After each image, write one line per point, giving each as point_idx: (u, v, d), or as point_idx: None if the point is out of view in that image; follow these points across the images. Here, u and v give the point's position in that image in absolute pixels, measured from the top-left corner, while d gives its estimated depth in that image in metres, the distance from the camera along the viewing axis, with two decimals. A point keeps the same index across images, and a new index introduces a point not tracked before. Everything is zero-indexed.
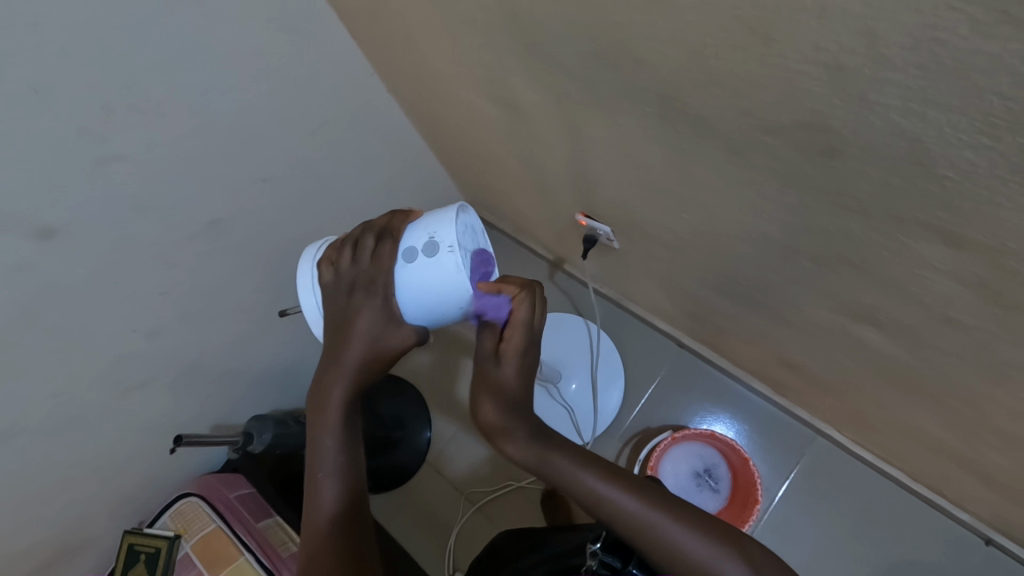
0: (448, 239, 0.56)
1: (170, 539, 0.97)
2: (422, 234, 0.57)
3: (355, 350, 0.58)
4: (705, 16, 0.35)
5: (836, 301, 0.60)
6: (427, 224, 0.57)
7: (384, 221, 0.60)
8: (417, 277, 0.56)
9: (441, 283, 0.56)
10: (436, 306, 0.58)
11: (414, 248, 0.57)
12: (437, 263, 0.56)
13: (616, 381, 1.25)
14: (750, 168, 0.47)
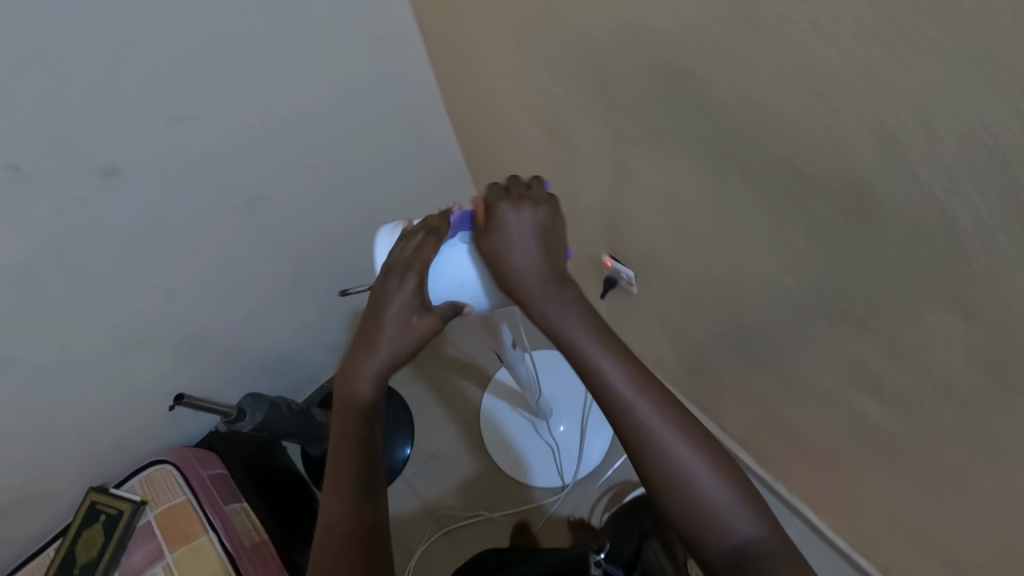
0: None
1: (137, 505, 0.94)
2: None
3: (383, 350, 0.55)
4: (780, 82, 0.40)
5: (843, 367, 0.63)
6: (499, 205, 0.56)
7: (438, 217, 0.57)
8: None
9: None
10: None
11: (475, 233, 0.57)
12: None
13: (604, 430, 1.29)
14: (788, 226, 0.52)
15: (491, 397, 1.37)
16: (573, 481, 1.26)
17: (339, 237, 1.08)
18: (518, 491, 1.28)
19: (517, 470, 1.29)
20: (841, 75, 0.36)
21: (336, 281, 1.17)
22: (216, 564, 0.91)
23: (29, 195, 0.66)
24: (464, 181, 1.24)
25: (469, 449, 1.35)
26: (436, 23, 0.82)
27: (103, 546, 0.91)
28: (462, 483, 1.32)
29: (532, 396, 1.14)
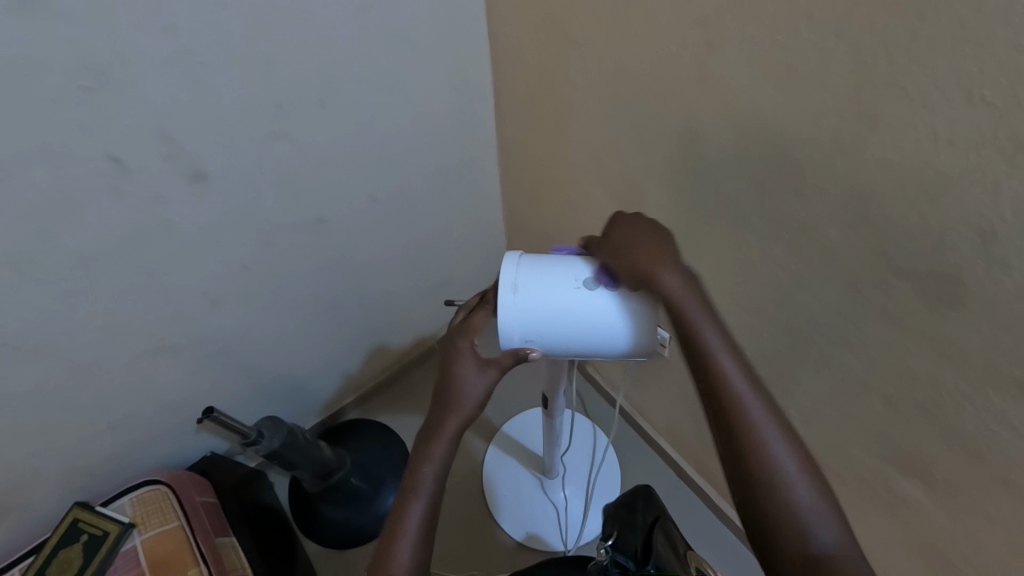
0: (657, 276, 0.56)
1: (124, 526, 0.87)
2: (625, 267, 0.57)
3: (467, 385, 0.58)
4: (886, 171, 0.46)
5: (889, 448, 0.66)
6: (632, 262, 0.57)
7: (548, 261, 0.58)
8: (622, 302, 0.55)
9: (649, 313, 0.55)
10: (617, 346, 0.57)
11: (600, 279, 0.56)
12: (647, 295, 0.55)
13: (609, 498, 1.26)
14: (860, 303, 0.56)
15: (497, 451, 1.34)
16: (575, 551, 1.20)
17: (378, 272, 1.10)
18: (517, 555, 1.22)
19: (517, 532, 1.23)
20: (949, 172, 0.42)
21: (366, 314, 1.17)
22: None
23: (121, 188, 0.68)
24: (500, 234, 1.29)
25: (468, 505, 1.28)
26: (520, 89, 0.90)
27: (80, 568, 0.83)
28: (456, 541, 1.24)
29: (550, 450, 1.13)
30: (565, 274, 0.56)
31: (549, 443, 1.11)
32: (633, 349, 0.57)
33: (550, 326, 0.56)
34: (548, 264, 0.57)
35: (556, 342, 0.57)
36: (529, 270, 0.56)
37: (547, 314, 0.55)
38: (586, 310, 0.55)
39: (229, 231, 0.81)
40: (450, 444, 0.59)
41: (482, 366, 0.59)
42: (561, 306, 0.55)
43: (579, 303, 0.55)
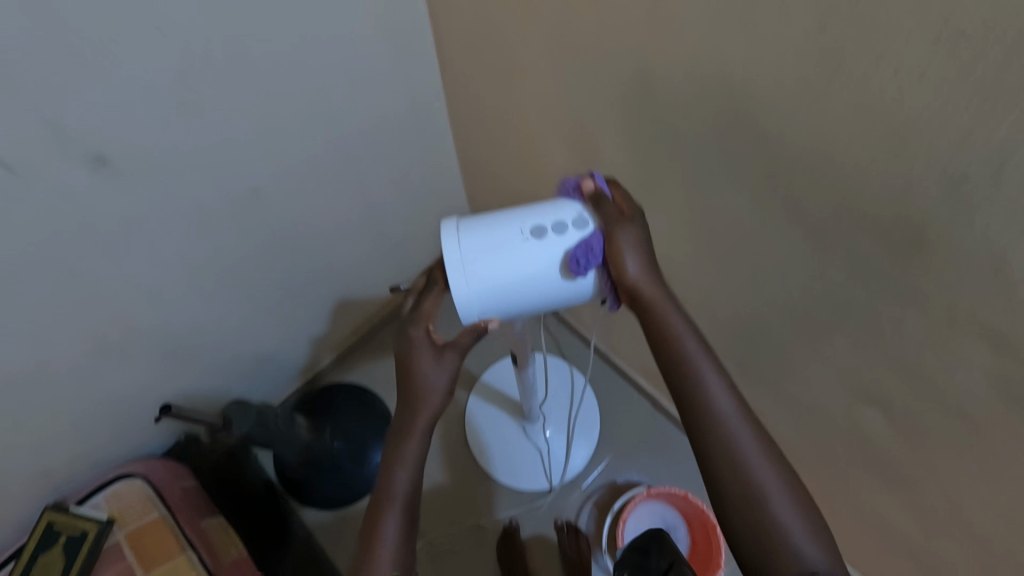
0: (599, 214, 0.55)
1: (101, 525, 0.86)
2: (567, 210, 0.56)
3: (428, 376, 0.59)
4: (854, 114, 0.42)
5: (852, 384, 0.67)
6: (572, 203, 0.57)
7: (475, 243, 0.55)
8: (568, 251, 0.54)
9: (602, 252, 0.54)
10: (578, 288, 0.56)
11: (544, 226, 0.55)
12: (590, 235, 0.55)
13: (589, 435, 1.30)
14: (826, 251, 0.54)
15: (476, 402, 1.35)
16: (558, 486, 1.26)
17: (333, 241, 1.04)
18: (505, 497, 1.27)
19: (502, 476, 1.28)
20: (920, 113, 0.39)
21: (326, 285, 1.12)
22: None
23: (14, 185, 0.60)
24: (459, 186, 1.23)
25: (454, 456, 1.32)
26: (462, 30, 0.81)
27: (64, 569, 0.82)
28: (446, 491, 1.28)
29: (527, 399, 1.15)
30: (509, 231, 0.55)
31: (524, 392, 1.11)
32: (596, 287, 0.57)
33: (504, 287, 0.55)
34: (489, 224, 0.56)
35: (507, 307, 0.57)
36: (469, 237, 0.55)
37: (496, 278, 0.54)
38: (539, 262, 0.54)
39: (154, 216, 0.73)
40: (421, 441, 0.59)
41: (443, 352, 0.59)
42: (511, 264, 0.54)
43: (528, 257, 0.54)
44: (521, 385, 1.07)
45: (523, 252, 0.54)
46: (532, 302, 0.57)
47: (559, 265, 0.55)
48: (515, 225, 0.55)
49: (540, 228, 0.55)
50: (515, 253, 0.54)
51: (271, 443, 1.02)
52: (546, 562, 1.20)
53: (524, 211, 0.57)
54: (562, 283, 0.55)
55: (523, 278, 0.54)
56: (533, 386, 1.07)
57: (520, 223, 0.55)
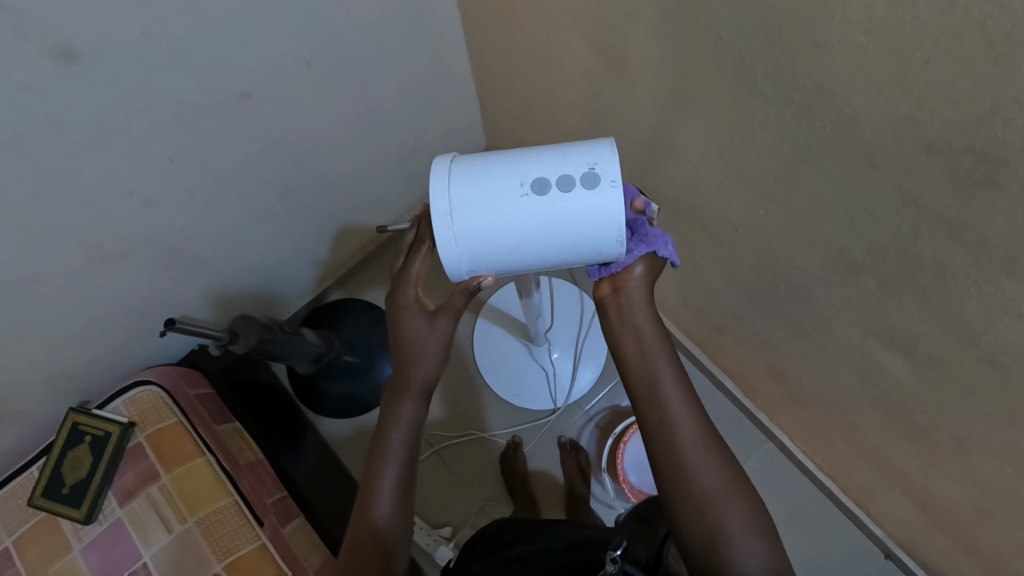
0: (612, 172, 0.50)
1: (124, 427, 0.90)
2: (577, 163, 0.51)
3: (419, 334, 0.66)
4: (940, 13, 0.35)
5: (874, 324, 0.63)
6: (585, 154, 0.51)
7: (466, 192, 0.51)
8: (570, 213, 0.50)
9: (604, 216, 0.51)
10: (578, 251, 0.53)
11: (547, 181, 0.51)
12: (599, 196, 0.50)
13: (595, 358, 1.30)
14: (874, 179, 0.48)
15: (484, 323, 1.35)
16: (563, 405, 1.29)
17: (333, 151, 0.98)
18: (509, 412, 1.31)
19: (507, 394, 1.30)
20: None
21: (329, 197, 1.07)
22: (215, 483, 0.90)
23: None
24: (469, 92, 1.13)
25: (461, 373, 1.34)
26: None
27: (92, 465, 0.88)
28: (453, 405, 1.32)
29: (534, 322, 1.13)
30: (505, 181, 0.51)
31: (531, 317, 1.10)
32: (591, 254, 0.54)
33: (485, 246, 0.52)
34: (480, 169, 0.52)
35: (499, 264, 0.55)
36: (461, 183, 0.51)
37: (487, 235, 0.51)
38: (529, 225, 0.51)
39: (137, 119, 0.68)
40: (415, 405, 0.67)
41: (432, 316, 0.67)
42: (496, 222, 0.51)
43: (518, 217, 0.51)
44: (527, 311, 1.06)
45: (513, 210, 0.51)
46: (525, 263, 0.54)
47: (557, 226, 0.51)
48: (509, 175, 0.51)
49: (537, 182, 0.51)
50: (510, 210, 0.50)
51: (281, 357, 1.03)
52: (547, 473, 1.26)
53: (525, 158, 0.52)
54: (559, 245, 0.52)
55: (508, 237, 0.51)
56: (540, 310, 1.05)
57: (519, 173, 0.51)
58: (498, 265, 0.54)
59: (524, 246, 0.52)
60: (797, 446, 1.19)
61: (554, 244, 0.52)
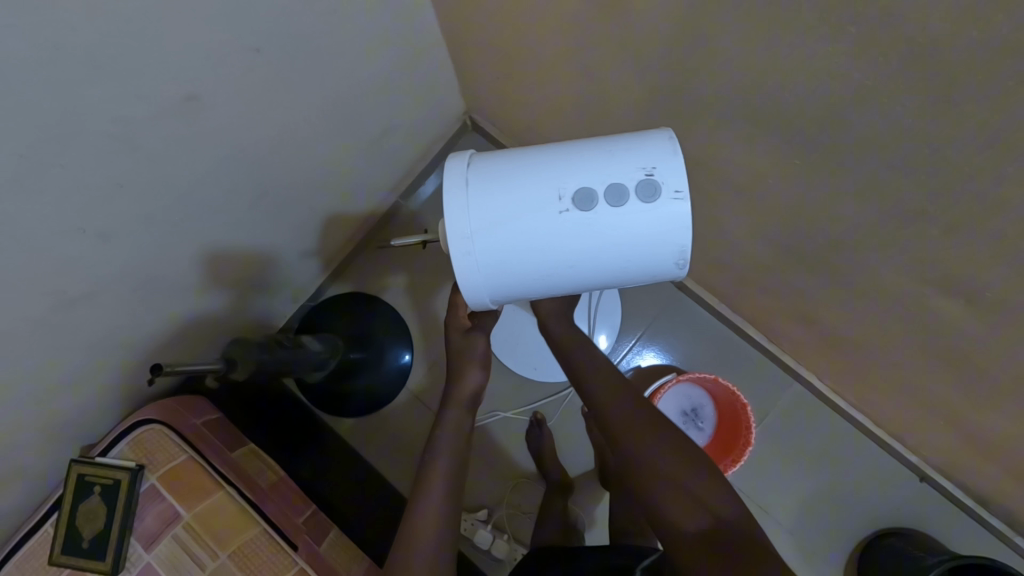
0: (670, 181, 0.55)
1: (133, 472, 0.85)
2: (627, 173, 0.56)
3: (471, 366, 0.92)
4: None
5: (932, 271, 0.57)
6: (639, 160, 0.56)
7: (497, 209, 0.56)
8: (624, 222, 0.55)
9: (658, 229, 0.55)
10: (632, 258, 0.58)
11: (597, 194, 0.56)
12: (652, 205, 0.55)
13: (611, 321, 1.26)
14: (950, 115, 0.41)
15: None
16: None
17: (304, 145, 0.88)
18: (529, 388, 1.27)
19: (524, 369, 1.26)
20: None
21: (307, 194, 0.98)
22: (240, 515, 0.86)
23: None
24: (441, 55, 1.01)
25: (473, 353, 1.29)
26: None
27: (107, 517, 0.83)
28: None
29: None
30: (549, 197, 0.56)
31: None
32: (645, 263, 0.58)
33: (526, 256, 0.57)
34: (519, 182, 0.57)
35: (542, 278, 0.60)
36: (490, 200, 0.57)
37: (526, 249, 0.57)
38: (572, 234, 0.56)
39: (71, 146, 0.58)
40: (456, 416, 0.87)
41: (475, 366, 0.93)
42: (533, 235, 0.56)
43: (559, 229, 0.56)
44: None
45: (551, 221, 0.56)
46: (567, 275, 0.60)
47: (604, 236, 0.56)
48: (552, 185, 0.56)
49: (580, 192, 0.56)
50: (550, 224, 0.56)
51: (286, 373, 0.99)
52: (575, 443, 1.24)
53: (569, 170, 0.57)
54: (607, 254, 0.57)
55: (546, 250, 0.57)
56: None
57: (563, 188, 0.56)
58: (537, 276, 0.59)
59: (562, 261, 0.58)
60: (826, 385, 1.17)
61: (602, 254, 0.57)
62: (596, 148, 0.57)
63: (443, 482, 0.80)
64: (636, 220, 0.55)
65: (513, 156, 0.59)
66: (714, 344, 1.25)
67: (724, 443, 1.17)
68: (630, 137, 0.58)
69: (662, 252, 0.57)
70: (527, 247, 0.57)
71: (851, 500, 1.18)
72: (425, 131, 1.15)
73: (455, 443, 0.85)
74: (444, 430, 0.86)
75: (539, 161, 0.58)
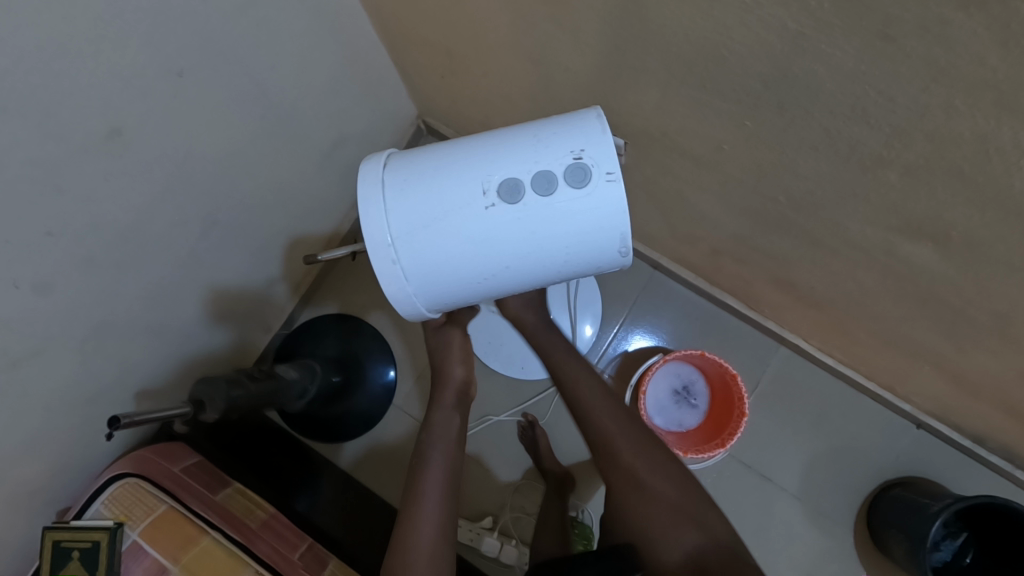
0: (599, 163, 0.54)
1: (112, 530, 0.80)
2: (555, 160, 0.54)
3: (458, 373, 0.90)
4: None
5: (897, 217, 0.56)
6: (566, 143, 0.54)
7: (419, 211, 0.56)
8: (554, 212, 0.54)
9: (593, 216, 0.54)
10: (569, 250, 0.57)
11: (524, 185, 0.54)
12: (584, 191, 0.54)
13: (591, 309, 1.24)
14: (889, 54, 0.40)
15: None
16: None
17: (248, 169, 0.85)
18: (518, 388, 1.25)
19: (511, 369, 1.24)
20: None
21: (261, 218, 0.95)
22: (230, 560, 0.83)
23: None
24: (382, 59, 0.99)
25: None
26: None
27: None
28: None
29: None
30: (472, 193, 0.55)
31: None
32: (585, 254, 0.57)
33: (456, 257, 0.57)
34: (437, 180, 0.56)
35: (477, 279, 0.59)
36: (410, 204, 0.56)
37: (454, 250, 0.56)
38: (499, 229, 0.55)
39: None
40: (447, 419, 0.86)
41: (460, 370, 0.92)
42: (463, 235, 0.55)
43: (487, 225, 0.55)
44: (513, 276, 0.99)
45: (477, 218, 0.55)
46: (503, 274, 0.58)
47: (535, 230, 0.55)
48: (475, 180, 0.55)
49: (504, 184, 0.55)
50: (476, 222, 0.55)
51: (267, 406, 0.97)
52: (572, 438, 1.22)
53: (493, 162, 0.55)
54: (540, 247, 0.56)
55: (477, 248, 0.56)
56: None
57: (486, 182, 0.55)
58: (472, 277, 0.58)
59: (493, 260, 0.57)
60: (813, 345, 1.16)
61: (537, 249, 0.56)
62: (520, 136, 0.56)
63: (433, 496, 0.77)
64: (568, 211, 0.54)
65: (431, 152, 0.58)
66: (698, 318, 1.24)
67: (718, 417, 1.16)
68: (556, 121, 0.56)
69: (600, 240, 0.56)
70: (454, 249, 0.56)
71: (853, 459, 1.18)
72: (378, 140, 1.12)
73: (445, 451, 0.83)
74: (432, 437, 0.84)
75: (459, 157, 0.56)
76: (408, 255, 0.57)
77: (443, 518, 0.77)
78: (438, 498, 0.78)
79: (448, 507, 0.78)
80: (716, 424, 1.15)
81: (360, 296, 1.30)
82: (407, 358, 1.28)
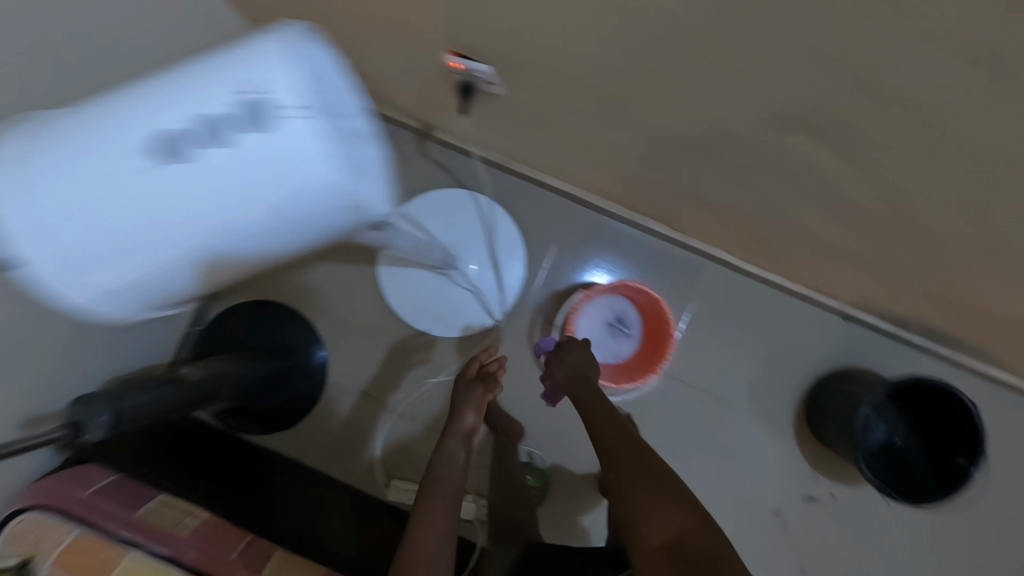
0: (269, 96, 0.42)
1: (17, 568, 0.74)
2: (222, 101, 0.42)
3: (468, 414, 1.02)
4: None
5: (772, 108, 0.53)
6: (226, 78, 0.42)
7: (60, 199, 0.43)
8: (238, 170, 0.43)
9: (288, 168, 0.43)
10: (283, 213, 0.46)
11: (189, 141, 0.42)
12: (267, 139, 0.42)
13: (515, 254, 1.19)
14: None
15: (386, 269, 1.19)
16: (504, 314, 1.20)
17: None
18: (455, 347, 1.21)
19: (445, 329, 1.19)
20: None
21: None
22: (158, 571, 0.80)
23: None
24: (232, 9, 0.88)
25: (390, 327, 1.22)
26: None
27: None
28: (397, 361, 1.21)
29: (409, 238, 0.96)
30: (122, 161, 0.42)
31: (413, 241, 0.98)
32: (309, 214, 0.47)
33: (136, 246, 0.45)
34: (73, 154, 0.42)
35: (182, 263, 0.48)
36: (45, 190, 0.42)
37: (130, 237, 0.44)
38: (175, 203, 0.44)
39: None
40: (456, 444, 0.99)
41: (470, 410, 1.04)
42: (134, 218, 0.44)
43: (155, 201, 0.43)
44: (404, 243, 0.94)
45: (139, 195, 0.43)
46: (211, 251, 0.48)
47: (227, 194, 0.44)
48: (120, 147, 0.42)
49: (163, 145, 0.42)
50: (138, 199, 0.43)
51: (188, 405, 0.90)
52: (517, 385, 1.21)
53: (139, 115, 0.42)
54: (248, 215, 0.46)
55: (155, 231, 0.45)
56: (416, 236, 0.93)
57: (139, 142, 0.42)
58: (172, 263, 0.48)
59: (202, 240, 0.47)
60: (735, 257, 1.16)
61: (245, 216, 0.46)
62: (170, 80, 0.43)
63: (440, 519, 0.89)
64: (253, 162, 0.43)
65: (63, 117, 0.44)
66: (626, 248, 1.21)
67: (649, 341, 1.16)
68: (217, 52, 0.43)
69: (313, 198, 0.45)
70: (132, 236, 0.44)
71: (791, 359, 1.20)
72: None
73: (451, 478, 0.96)
74: (440, 465, 0.97)
75: (110, 114, 0.43)
76: (80, 255, 0.44)
77: (444, 529, 0.89)
78: (442, 515, 0.90)
79: (449, 521, 0.90)
80: (651, 348, 1.15)
81: (275, 276, 1.23)
82: (335, 336, 1.22)
